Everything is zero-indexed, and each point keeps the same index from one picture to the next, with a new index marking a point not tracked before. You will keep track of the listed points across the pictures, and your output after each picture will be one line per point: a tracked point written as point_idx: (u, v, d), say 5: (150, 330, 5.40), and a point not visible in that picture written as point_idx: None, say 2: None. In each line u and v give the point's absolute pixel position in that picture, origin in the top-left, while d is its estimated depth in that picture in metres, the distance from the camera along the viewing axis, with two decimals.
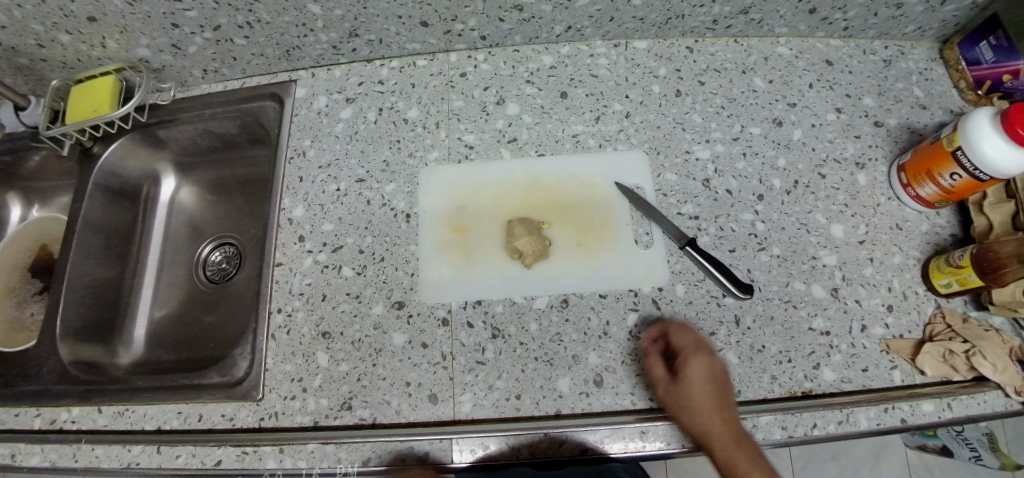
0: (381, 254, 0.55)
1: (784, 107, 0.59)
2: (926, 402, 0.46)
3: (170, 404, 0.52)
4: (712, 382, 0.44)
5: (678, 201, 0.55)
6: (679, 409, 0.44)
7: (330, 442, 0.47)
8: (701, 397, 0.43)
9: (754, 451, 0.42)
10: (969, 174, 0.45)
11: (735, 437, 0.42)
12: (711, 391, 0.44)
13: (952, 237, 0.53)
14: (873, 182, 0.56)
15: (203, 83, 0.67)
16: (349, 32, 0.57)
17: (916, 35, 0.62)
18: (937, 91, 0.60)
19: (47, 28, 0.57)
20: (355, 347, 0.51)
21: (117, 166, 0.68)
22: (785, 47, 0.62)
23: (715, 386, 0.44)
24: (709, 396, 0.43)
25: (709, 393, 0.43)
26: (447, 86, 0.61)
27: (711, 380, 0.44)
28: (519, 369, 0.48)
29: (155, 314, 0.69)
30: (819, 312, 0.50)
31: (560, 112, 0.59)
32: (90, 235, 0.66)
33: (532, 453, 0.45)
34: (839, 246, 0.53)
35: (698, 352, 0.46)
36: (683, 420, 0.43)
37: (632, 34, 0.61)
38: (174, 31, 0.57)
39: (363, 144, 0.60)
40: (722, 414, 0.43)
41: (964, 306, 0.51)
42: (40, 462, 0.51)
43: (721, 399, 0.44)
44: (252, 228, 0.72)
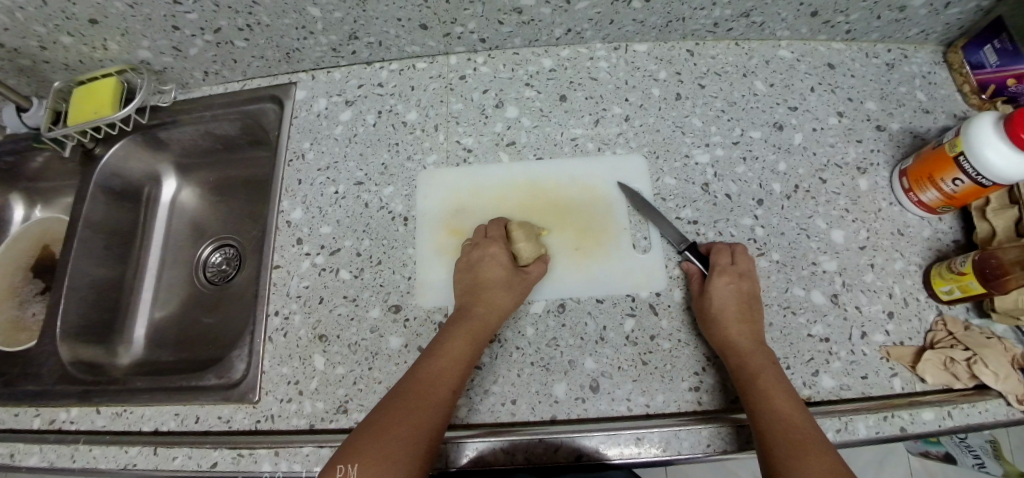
0: (379, 257, 0.55)
1: (786, 111, 0.59)
2: (927, 410, 0.46)
3: (168, 405, 0.52)
4: (741, 303, 0.47)
5: (677, 206, 0.55)
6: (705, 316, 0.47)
7: (324, 446, 0.46)
8: (728, 308, 0.46)
9: (772, 364, 0.44)
10: (972, 180, 0.45)
11: (755, 348, 0.45)
12: (740, 307, 0.47)
13: (954, 243, 0.53)
14: (874, 187, 0.56)
15: (204, 85, 0.67)
16: (349, 34, 0.57)
17: (919, 39, 0.61)
18: (940, 95, 0.60)
19: (48, 31, 0.57)
20: (352, 350, 0.51)
21: (118, 167, 0.69)
22: (787, 50, 0.61)
23: (742, 301, 0.47)
24: (737, 309, 0.47)
25: (738, 308, 0.47)
26: (446, 89, 0.61)
27: (743, 298, 0.48)
28: (515, 373, 0.48)
29: (155, 315, 0.69)
30: (818, 319, 0.50)
31: (560, 116, 0.59)
32: (91, 235, 0.66)
33: (527, 459, 0.44)
34: (839, 252, 0.53)
35: (735, 272, 0.49)
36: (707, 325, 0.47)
37: (632, 38, 0.61)
38: (175, 34, 0.57)
39: (362, 147, 0.60)
40: (749, 330, 0.46)
41: (966, 313, 0.50)
42: (38, 462, 0.51)
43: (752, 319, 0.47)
44: (253, 230, 0.72)
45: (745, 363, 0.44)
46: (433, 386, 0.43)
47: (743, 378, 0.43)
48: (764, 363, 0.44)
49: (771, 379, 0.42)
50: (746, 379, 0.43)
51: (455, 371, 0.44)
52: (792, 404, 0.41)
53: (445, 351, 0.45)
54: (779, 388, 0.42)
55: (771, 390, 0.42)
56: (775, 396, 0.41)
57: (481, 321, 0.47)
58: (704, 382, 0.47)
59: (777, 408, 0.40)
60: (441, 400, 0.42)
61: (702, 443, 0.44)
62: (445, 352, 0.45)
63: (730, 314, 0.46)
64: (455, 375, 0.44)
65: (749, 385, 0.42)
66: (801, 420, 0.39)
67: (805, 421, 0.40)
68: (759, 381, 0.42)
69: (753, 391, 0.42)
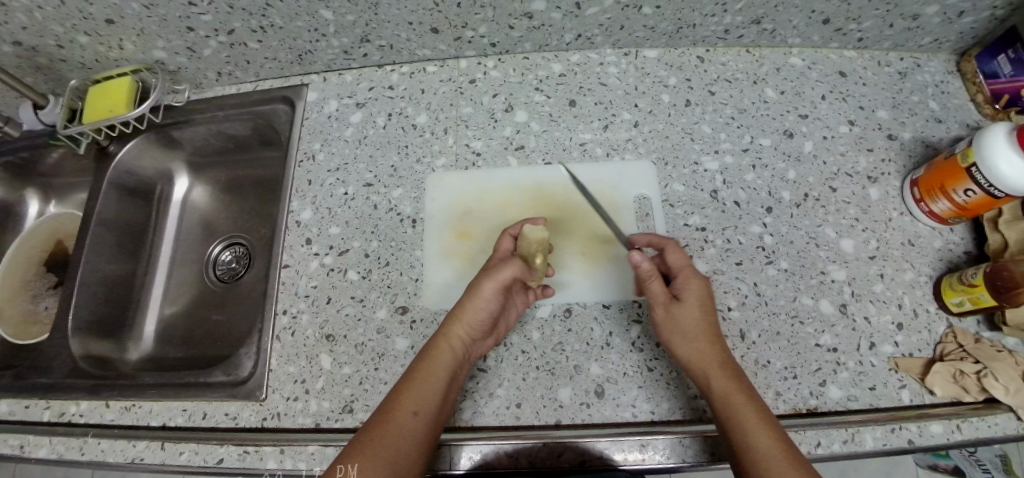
0: (387, 259, 0.55)
1: (796, 119, 0.58)
2: (935, 423, 0.45)
3: (176, 401, 0.52)
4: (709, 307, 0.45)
5: (685, 212, 0.55)
6: (672, 329, 0.44)
7: (330, 445, 0.47)
8: (692, 323, 0.44)
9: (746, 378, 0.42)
10: (984, 191, 0.44)
11: (726, 364, 0.42)
12: (703, 318, 0.44)
13: (966, 254, 0.52)
14: (885, 197, 0.55)
15: (217, 85, 0.68)
16: (360, 37, 0.58)
17: (932, 48, 0.61)
18: (953, 104, 0.59)
19: (66, 30, 0.58)
20: (358, 350, 0.51)
21: (131, 165, 0.70)
22: (798, 58, 0.61)
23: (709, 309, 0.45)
24: (702, 322, 0.44)
25: (703, 319, 0.44)
26: (456, 92, 0.61)
27: (705, 306, 0.45)
28: (520, 377, 0.48)
29: (164, 311, 0.70)
30: (826, 329, 0.50)
31: (568, 120, 0.59)
32: (103, 231, 0.67)
33: (531, 463, 0.45)
34: (848, 261, 0.53)
35: (692, 275, 0.46)
36: (675, 343, 0.44)
37: (642, 43, 0.61)
38: (190, 34, 0.58)
39: (372, 149, 0.60)
40: (717, 343, 0.43)
41: (976, 326, 0.50)
42: (48, 454, 0.51)
43: (717, 328, 0.44)
44: (262, 229, 0.73)
45: (719, 381, 0.41)
46: (401, 412, 0.40)
47: (720, 405, 0.40)
48: (736, 382, 0.40)
49: (747, 401, 0.39)
50: (723, 407, 0.40)
51: (426, 394, 0.42)
52: (772, 428, 0.37)
53: (427, 369, 0.43)
54: (758, 411, 0.38)
55: (748, 413, 0.38)
56: (752, 414, 0.38)
57: (453, 340, 0.45)
58: None
59: (760, 431, 0.37)
60: (409, 427, 0.40)
61: (706, 451, 0.44)
62: (414, 375, 0.43)
63: (696, 330, 0.43)
64: (425, 398, 0.42)
65: (727, 413, 0.39)
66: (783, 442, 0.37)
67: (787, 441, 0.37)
68: (735, 405, 0.39)
69: (732, 421, 0.39)
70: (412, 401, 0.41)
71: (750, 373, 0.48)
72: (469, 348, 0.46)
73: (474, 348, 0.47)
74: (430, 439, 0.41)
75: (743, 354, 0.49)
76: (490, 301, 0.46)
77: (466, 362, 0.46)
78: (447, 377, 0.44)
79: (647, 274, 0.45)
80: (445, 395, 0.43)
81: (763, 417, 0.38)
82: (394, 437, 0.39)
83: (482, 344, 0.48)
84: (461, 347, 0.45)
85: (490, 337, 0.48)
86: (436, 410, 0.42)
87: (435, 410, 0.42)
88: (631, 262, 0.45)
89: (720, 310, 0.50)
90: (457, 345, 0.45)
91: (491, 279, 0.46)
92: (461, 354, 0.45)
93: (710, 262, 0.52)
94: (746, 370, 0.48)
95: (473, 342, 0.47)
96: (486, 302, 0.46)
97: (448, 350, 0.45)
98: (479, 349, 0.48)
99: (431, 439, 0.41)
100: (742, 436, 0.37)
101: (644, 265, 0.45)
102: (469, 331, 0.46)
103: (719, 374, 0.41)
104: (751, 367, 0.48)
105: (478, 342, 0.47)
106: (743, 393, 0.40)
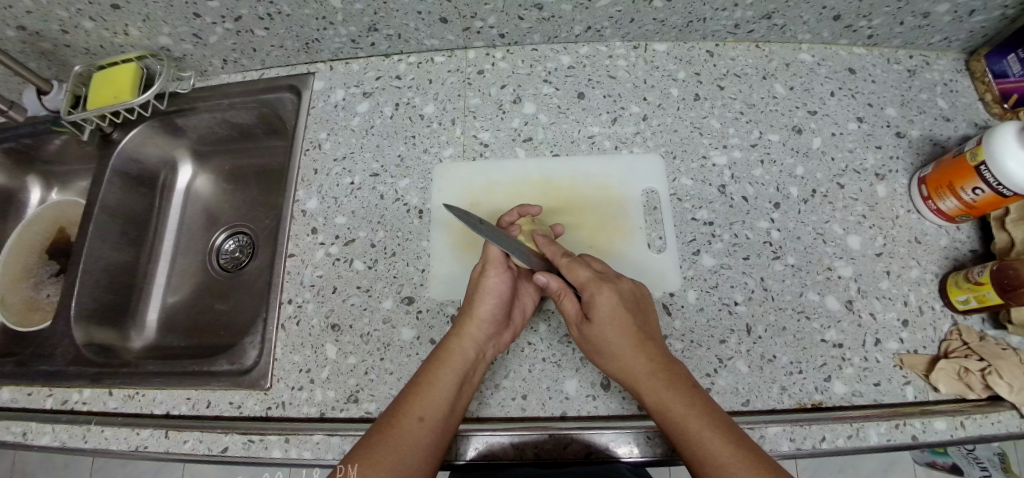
0: (393, 249, 0.55)
1: (805, 115, 0.58)
2: (939, 419, 0.45)
3: (180, 389, 0.52)
4: (624, 313, 0.44)
5: (693, 206, 0.54)
6: (593, 350, 0.45)
7: (335, 435, 0.47)
8: (607, 341, 0.43)
9: (683, 382, 0.41)
10: (992, 189, 0.44)
11: (658, 374, 0.41)
12: (617, 334, 0.43)
13: (972, 252, 0.52)
14: (893, 194, 0.55)
15: (223, 73, 0.67)
16: (368, 26, 0.57)
17: (941, 46, 0.60)
18: (961, 103, 0.59)
19: (71, 15, 0.58)
20: (364, 340, 0.51)
21: (135, 152, 0.69)
22: (808, 54, 0.61)
23: (623, 317, 0.44)
24: (617, 337, 0.43)
25: (618, 333, 0.43)
26: (463, 83, 0.61)
27: (616, 319, 0.43)
28: (525, 369, 0.49)
29: (168, 299, 0.70)
30: (832, 325, 0.50)
31: (577, 113, 0.59)
32: (107, 219, 0.67)
33: (537, 455, 0.45)
34: (855, 257, 0.53)
35: (596, 289, 0.44)
36: (602, 363, 0.44)
37: (652, 37, 0.60)
38: (196, 21, 0.57)
39: (379, 138, 0.60)
40: (643, 353, 0.42)
41: (981, 324, 0.50)
42: (51, 441, 0.51)
43: (640, 335, 0.43)
44: (267, 218, 0.72)
45: (654, 397, 0.40)
46: (407, 416, 0.41)
47: (662, 419, 0.40)
48: (672, 392, 0.40)
49: (687, 410, 0.39)
50: (665, 421, 0.40)
51: (434, 398, 0.42)
52: (719, 433, 0.37)
53: (437, 374, 0.43)
54: (701, 418, 0.38)
55: (689, 425, 0.38)
56: (692, 425, 0.38)
57: (466, 341, 0.45)
58: (715, 383, 0.47)
59: (704, 443, 0.37)
60: (416, 432, 0.40)
61: None
62: (424, 379, 0.43)
63: (614, 347, 0.43)
64: (433, 404, 0.42)
65: (672, 427, 0.39)
66: (731, 448, 0.36)
67: (734, 444, 0.37)
68: (675, 419, 0.39)
69: (677, 435, 0.39)
70: (420, 406, 0.41)
71: (755, 368, 0.48)
72: (484, 350, 0.46)
73: (491, 349, 0.46)
74: (437, 444, 0.41)
75: (749, 348, 0.49)
76: (498, 290, 0.47)
77: (483, 364, 0.46)
78: (457, 380, 0.44)
79: (558, 291, 0.47)
80: (455, 398, 0.43)
81: (706, 422, 0.38)
82: (400, 443, 0.39)
83: (499, 340, 0.47)
84: (473, 349, 0.45)
85: (508, 331, 0.48)
86: (444, 414, 0.42)
87: (443, 414, 0.42)
88: (540, 283, 0.46)
89: (727, 304, 0.50)
90: (469, 347, 0.45)
91: (493, 269, 0.48)
92: (475, 355, 0.45)
93: (717, 257, 0.52)
94: (753, 364, 0.48)
95: (489, 342, 0.46)
96: (493, 294, 0.47)
97: (460, 352, 0.45)
98: (497, 349, 0.47)
99: (438, 443, 0.41)
100: (689, 448, 0.38)
101: (552, 284, 0.46)
102: (482, 330, 0.46)
103: (651, 389, 0.41)
104: (757, 361, 0.48)
105: (494, 341, 0.47)
106: (680, 403, 0.39)
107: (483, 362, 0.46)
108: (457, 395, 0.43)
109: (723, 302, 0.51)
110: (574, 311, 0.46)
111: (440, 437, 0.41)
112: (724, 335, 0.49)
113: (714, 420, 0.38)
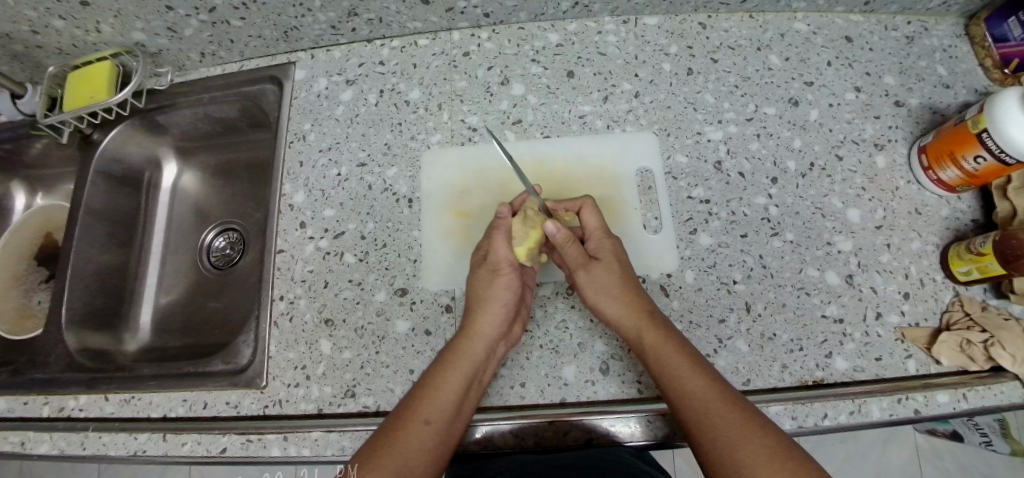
0: (384, 240, 0.54)
1: (801, 86, 0.57)
2: (942, 392, 0.45)
3: (176, 391, 0.52)
4: (625, 263, 0.46)
5: (688, 185, 0.53)
6: (592, 293, 0.44)
7: (333, 430, 0.46)
8: (610, 283, 0.44)
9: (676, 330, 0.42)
10: (994, 158, 0.43)
11: (654, 317, 0.42)
12: (620, 276, 0.45)
13: (973, 222, 0.51)
14: (892, 165, 0.54)
15: (202, 66, 0.65)
16: (348, 11, 0.55)
17: (940, 10, 0.58)
18: (960, 69, 0.57)
19: (40, 14, 0.56)
20: (359, 334, 0.50)
21: (117, 152, 0.67)
22: (803, 23, 0.59)
23: (624, 267, 0.46)
24: (621, 280, 0.44)
25: (621, 277, 0.44)
26: (449, 66, 0.59)
27: (620, 265, 0.46)
28: (523, 356, 0.48)
29: (160, 300, 0.69)
30: (832, 300, 0.49)
31: (567, 92, 0.58)
32: (92, 222, 0.65)
33: (537, 442, 0.44)
34: (855, 231, 0.52)
35: (604, 236, 0.47)
36: (601, 304, 0.44)
37: (642, 10, 0.58)
38: (169, 14, 0.55)
39: (364, 127, 0.58)
40: (642, 298, 0.44)
41: (983, 294, 0.49)
42: (50, 449, 0.50)
43: (638, 286, 0.45)
44: (256, 213, 0.71)
45: (653, 336, 0.41)
46: (413, 419, 0.40)
47: (654, 357, 0.40)
48: (667, 332, 0.41)
49: (680, 348, 0.40)
50: (656, 358, 0.40)
51: (440, 401, 0.41)
52: (707, 371, 0.38)
53: (446, 376, 0.42)
54: (692, 358, 0.39)
55: (682, 362, 0.39)
56: (685, 366, 0.38)
57: (476, 342, 0.44)
58: (716, 364, 0.47)
59: (693, 377, 0.37)
60: (421, 436, 0.39)
61: None
62: (433, 379, 0.42)
63: (616, 289, 0.44)
64: (439, 407, 0.40)
65: (661, 365, 0.39)
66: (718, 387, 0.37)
67: (720, 382, 0.37)
68: (668, 355, 0.39)
69: (666, 372, 0.39)
70: (426, 408, 0.40)
71: (755, 346, 0.47)
72: (494, 350, 0.45)
73: (501, 348, 0.45)
74: (442, 449, 0.39)
75: (749, 327, 0.48)
76: (512, 288, 0.46)
77: (492, 364, 0.45)
78: (465, 382, 0.42)
79: (564, 240, 0.46)
80: (463, 399, 0.42)
81: (695, 360, 0.39)
82: (405, 448, 0.38)
83: (510, 336, 0.46)
84: (483, 349, 0.44)
85: (517, 324, 0.47)
86: (450, 419, 0.41)
87: (448, 418, 0.41)
88: (548, 233, 0.46)
89: (725, 283, 0.50)
90: (479, 348, 0.44)
91: (507, 271, 0.46)
92: (486, 355, 0.44)
93: (715, 235, 0.51)
94: (753, 343, 0.47)
95: (499, 341, 0.45)
96: (507, 289, 0.46)
97: (469, 352, 0.44)
98: (507, 346, 0.46)
99: (444, 447, 0.40)
100: (678, 383, 0.38)
101: (559, 234, 0.46)
102: (495, 327, 0.44)
103: (647, 326, 0.41)
104: (757, 340, 0.47)
105: (504, 339, 0.46)
106: (672, 342, 0.40)
107: (493, 360, 0.45)
108: (464, 397, 0.42)
109: (722, 281, 0.50)
110: (579, 256, 0.46)
111: (447, 439, 0.40)
112: (724, 315, 0.48)
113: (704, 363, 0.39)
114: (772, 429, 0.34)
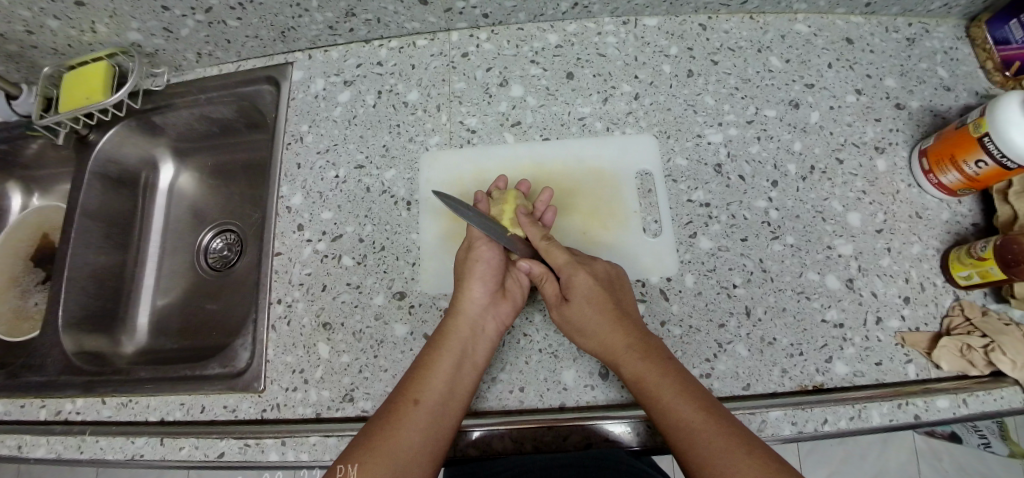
0: (382, 243, 0.53)
1: (801, 89, 0.56)
2: (942, 397, 0.45)
3: (172, 395, 0.51)
4: (601, 287, 0.44)
5: (688, 188, 0.53)
6: (572, 331, 0.44)
7: (331, 435, 0.46)
8: (585, 319, 0.43)
9: (662, 356, 0.41)
10: (996, 162, 0.43)
11: (635, 347, 0.41)
12: (595, 310, 0.43)
13: (974, 226, 0.51)
14: (893, 168, 0.54)
15: (198, 67, 0.65)
16: (346, 11, 0.55)
17: (941, 12, 0.58)
18: (961, 72, 0.57)
19: (35, 14, 0.55)
20: (357, 338, 0.50)
21: (113, 154, 0.67)
22: (803, 24, 0.59)
23: (601, 293, 0.44)
24: (597, 312, 0.43)
25: (596, 309, 0.43)
26: (448, 67, 0.59)
27: (594, 295, 0.44)
28: (522, 360, 0.48)
29: (158, 302, 0.69)
30: (833, 304, 0.49)
31: (567, 94, 0.57)
32: (89, 223, 0.65)
33: (536, 448, 0.44)
34: (855, 235, 0.51)
35: (573, 270, 0.45)
36: (580, 341, 0.44)
37: (642, 11, 0.58)
38: (165, 14, 0.55)
39: (362, 129, 0.58)
40: (621, 327, 0.42)
41: (983, 299, 0.49)
42: (45, 454, 0.50)
43: (619, 311, 0.44)
44: (253, 213, 0.71)
45: (634, 370, 0.40)
46: (403, 401, 0.40)
47: (639, 391, 0.40)
48: (648, 363, 0.40)
49: (663, 380, 0.38)
50: (642, 393, 0.39)
51: (429, 380, 0.41)
52: (695, 400, 0.37)
53: (435, 355, 0.43)
54: (677, 387, 0.38)
55: (667, 396, 0.38)
56: (670, 399, 0.37)
57: (460, 318, 0.45)
58: (716, 369, 0.46)
59: (679, 411, 0.37)
60: (411, 414, 0.39)
61: None
62: (422, 362, 0.43)
63: (593, 323, 0.43)
64: (428, 385, 0.41)
65: (647, 398, 0.39)
66: (707, 417, 0.36)
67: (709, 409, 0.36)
68: (652, 389, 0.38)
69: (654, 406, 0.38)
70: (416, 388, 0.41)
71: (755, 351, 0.47)
72: (481, 325, 0.45)
73: (490, 324, 0.46)
74: (436, 427, 0.39)
75: (749, 331, 0.48)
76: (488, 258, 0.48)
77: (483, 341, 0.45)
78: (453, 359, 0.43)
79: (541, 276, 0.47)
80: (454, 377, 0.42)
81: (680, 389, 0.38)
82: (397, 428, 0.38)
83: (498, 312, 0.46)
84: (468, 324, 0.45)
85: (506, 302, 0.47)
86: (442, 397, 0.41)
87: (439, 395, 0.41)
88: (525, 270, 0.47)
89: (725, 287, 0.49)
90: (464, 324, 0.45)
91: (479, 238, 0.49)
92: (472, 332, 0.45)
93: (715, 239, 0.51)
94: (753, 348, 0.47)
95: (486, 316, 0.46)
96: (483, 262, 0.47)
97: (455, 330, 0.44)
98: (497, 322, 0.46)
99: (438, 426, 0.40)
100: (667, 418, 0.37)
101: (534, 270, 0.47)
102: (476, 301, 0.46)
103: (627, 361, 0.41)
104: (757, 344, 0.47)
105: (492, 315, 0.46)
106: (654, 373, 0.39)
107: (484, 337, 0.45)
108: (455, 375, 0.42)
109: (722, 285, 0.49)
110: (553, 295, 0.46)
111: (440, 417, 0.40)
112: (723, 319, 0.48)
113: (691, 389, 0.38)
114: (765, 458, 0.32)
